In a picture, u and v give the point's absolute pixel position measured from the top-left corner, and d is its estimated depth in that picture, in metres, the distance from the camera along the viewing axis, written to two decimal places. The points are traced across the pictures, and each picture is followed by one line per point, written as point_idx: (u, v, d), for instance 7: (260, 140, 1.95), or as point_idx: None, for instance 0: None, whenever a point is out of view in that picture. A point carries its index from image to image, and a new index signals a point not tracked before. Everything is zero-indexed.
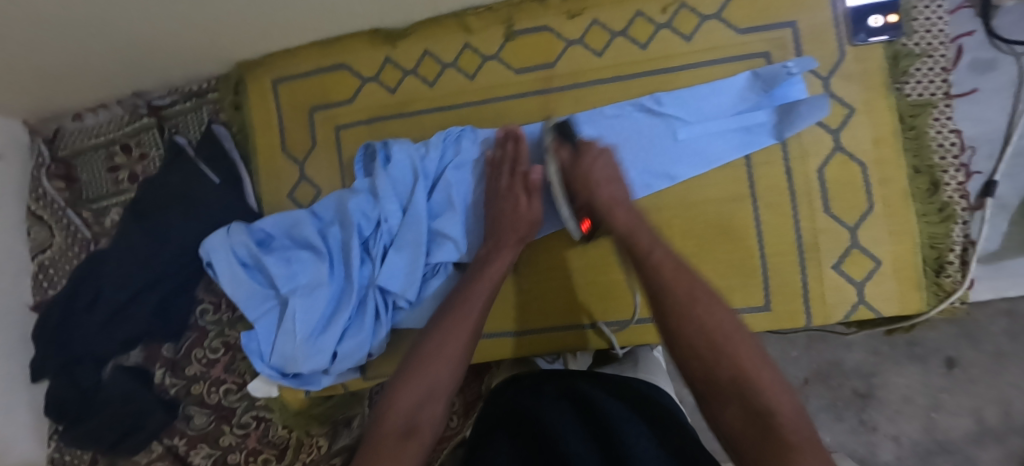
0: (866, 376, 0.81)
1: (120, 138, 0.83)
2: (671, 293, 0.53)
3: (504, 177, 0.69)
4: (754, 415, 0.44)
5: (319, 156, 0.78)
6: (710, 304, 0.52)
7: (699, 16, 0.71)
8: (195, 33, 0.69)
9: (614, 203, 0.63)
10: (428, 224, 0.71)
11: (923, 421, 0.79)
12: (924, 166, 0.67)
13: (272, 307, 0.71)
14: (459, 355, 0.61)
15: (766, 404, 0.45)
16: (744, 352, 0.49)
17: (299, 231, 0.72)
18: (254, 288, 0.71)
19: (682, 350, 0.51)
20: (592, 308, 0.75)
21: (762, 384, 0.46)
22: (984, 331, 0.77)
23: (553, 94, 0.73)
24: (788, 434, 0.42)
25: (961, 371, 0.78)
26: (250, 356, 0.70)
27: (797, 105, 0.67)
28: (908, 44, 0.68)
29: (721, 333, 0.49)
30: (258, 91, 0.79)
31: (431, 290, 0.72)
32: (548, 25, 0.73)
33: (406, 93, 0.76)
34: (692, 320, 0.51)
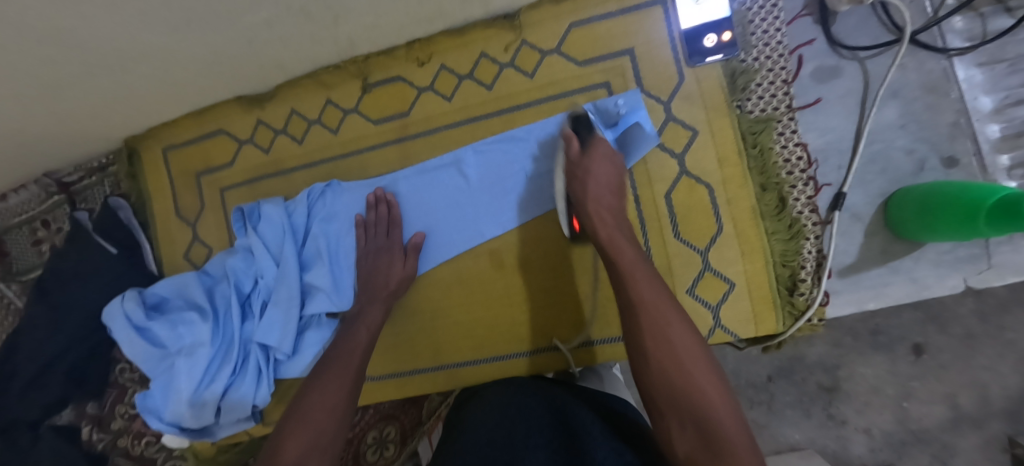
0: (830, 370, 0.74)
1: (40, 215, 0.90)
2: (647, 307, 0.49)
3: (379, 239, 0.73)
4: (708, 441, 0.43)
5: (208, 217, 0.83)
6: (672, 320, 0.49)
7: (538, 52, 0.72)
8: (65, 121, 0.74)
9: (604, 212, 0.59)
10: (302, 281, 0.75)
11: (894, 412, 0.72)
12: (771, 183, 0.65)
13: (165, 367, 0.76)
14: (340, 403, 0.61)
15: (721, 431, 0.43)
16: (700, 369, 0.47)
17: (187, 293, 0.77)
18: (147, 350, 0.75)
19: (647, 369, 0.48)
20: (461, 349, 0.74)
21: (716, 406, 0.45)
22: (953, 314, 0.70)
23: (410, 141, 0.76)
24: (740, 459, 0.41)
25: (930, 358, 0.71)
26: (145, 415, 0.75)
27: (630, 135, 0.67)
28: (746, 60, 0.66)
29: (686, 357, 0.47)
30: (151, 162, 0.85)
31: (309, 341, 0.75)
32: (400, 74, 0.76)
33: (279, 151, 0.80)
34: (661, 335, 0.48)
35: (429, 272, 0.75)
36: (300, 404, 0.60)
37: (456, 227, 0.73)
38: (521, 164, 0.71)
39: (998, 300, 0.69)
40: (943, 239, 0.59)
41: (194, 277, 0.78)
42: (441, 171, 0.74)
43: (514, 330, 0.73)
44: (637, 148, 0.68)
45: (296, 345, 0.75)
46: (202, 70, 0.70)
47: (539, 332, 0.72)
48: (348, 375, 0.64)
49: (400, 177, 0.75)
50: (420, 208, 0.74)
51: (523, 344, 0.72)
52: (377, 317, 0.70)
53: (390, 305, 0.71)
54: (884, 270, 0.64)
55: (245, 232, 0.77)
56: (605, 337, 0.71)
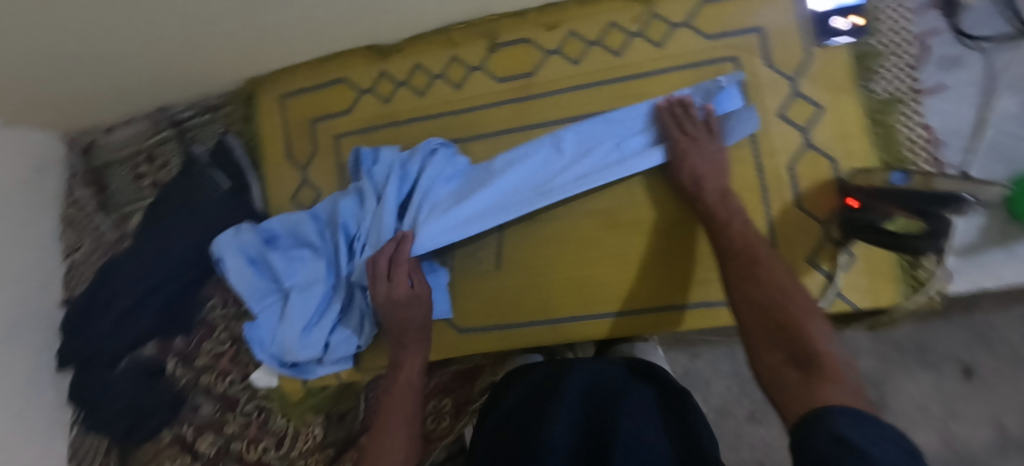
0: (876, 385, 0.78)
1: (145, 149, 0.92)
2: (781, 307, 0.51)
3: (383, 270, 0.68)
4: (797, 359, 0.47)
5: (319, 162, 0.85)
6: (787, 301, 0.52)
7: (668, 24, 0.75)
8: (206, 54, 0.76)
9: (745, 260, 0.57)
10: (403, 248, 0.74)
11: (942, 433, 0.75)
12: (894, 161, 0.68)
13: (272, 301, 0.76)
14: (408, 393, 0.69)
15: (814, 348, 0.47)
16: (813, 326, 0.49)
17: (299, 232, 0.77)
18: (256, 282, 0.76)
19: (772, 319, 0.51)
20: (569, 304, 0.75)
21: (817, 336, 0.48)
22: (1001, 336, 0.73)
23: (531, 101, 0.78)
24: (828, 362, 0.45)
25: (979, 379, 0.74)
26: (251, 345, 0.75)
27: (731, 118, 0.70)
28: (876, 44, 0.70)
29: (793, 323, 0.49)
30: (267, 105, 0.87)
31: None
32: (527, 37, 0.78)
33: (398, 103, 0.83)
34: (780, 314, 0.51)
35: (541, 225, 0.76)
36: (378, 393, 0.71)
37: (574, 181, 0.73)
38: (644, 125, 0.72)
39: None
40: None
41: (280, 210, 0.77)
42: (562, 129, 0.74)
43: (627, 288, 0.73)
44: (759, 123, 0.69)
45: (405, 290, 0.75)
46: (352, 17, 0.73)
47: (651, 291, 0.72)
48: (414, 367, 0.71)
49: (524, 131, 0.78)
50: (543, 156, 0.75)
51: (631, 303, 0.73)
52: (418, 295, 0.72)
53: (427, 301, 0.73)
54: (1000, 252, 0.65)
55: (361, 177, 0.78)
56: (713, 300, 0.71)
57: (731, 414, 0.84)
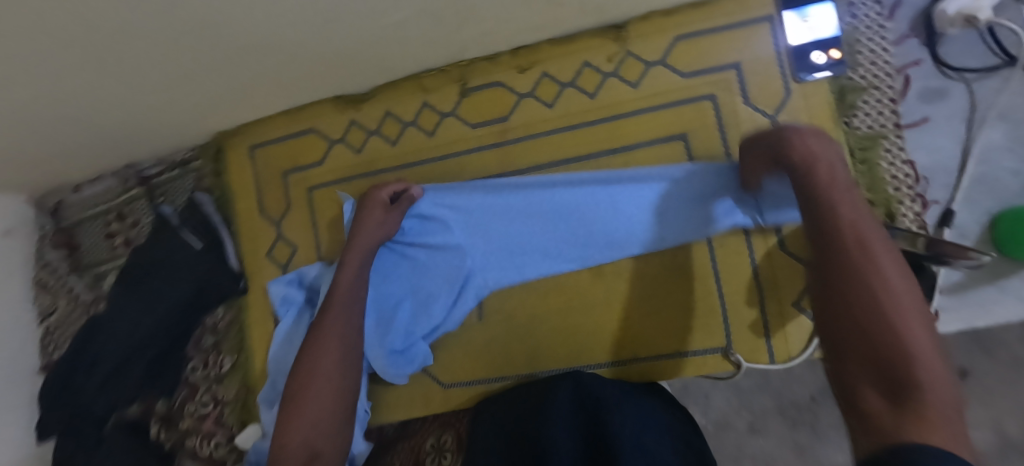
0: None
1: (115, 207, 0.89)
2: (869, 275, 0.37)
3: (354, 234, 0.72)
4: (884, 370, 0.34)
5: (294, 215, 0.83)
6: (892, 286, 0.37)
7: (643, 63, 0.73)
8: (170, 111, 0.74)
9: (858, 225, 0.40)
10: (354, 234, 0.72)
11: None
12: (879, 199, 0.66)
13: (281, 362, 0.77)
14: (332, 371, 0.66)
15: (912, 360, 0.34)
16: (914, 318, 0.36)
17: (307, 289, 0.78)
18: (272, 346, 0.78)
19: (862, 298, 0.37)
20: (555, 357, 0.73)
21: (915, 333, 0.35)
22: (999, 339, 0.65)
23: (508, 146, 0.76)
24: (928, 394, 0.32)
25: (976, 381, 0.65)
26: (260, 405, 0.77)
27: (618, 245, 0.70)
28: (854, 78, 0.68)
29: (864, 306, 0.36)
30: (236, 159, 0.84)
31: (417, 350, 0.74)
32: (500, 80, 0.76)
33: (371, 153, 0.80)
34: (884, 297, 0.36)
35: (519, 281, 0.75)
36: (295, 375, 0.66)
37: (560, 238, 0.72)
38: (615, 184, 0.71)
39: None
40: None
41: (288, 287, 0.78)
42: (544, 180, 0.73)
43: (613, 339, 0.71)
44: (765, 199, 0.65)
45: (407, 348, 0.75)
46: (318, 70, 0.70)
47: (641, 340, 0.71)
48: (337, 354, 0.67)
49: (498, 176, 0.75)
50: (516, 206, 0.73)
51: (619, 354, 0.71)
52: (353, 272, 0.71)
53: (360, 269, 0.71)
54: (992, 288, 0.64)
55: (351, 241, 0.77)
56: (702, 348, 0.69)
57: (731, 426, 0.72)
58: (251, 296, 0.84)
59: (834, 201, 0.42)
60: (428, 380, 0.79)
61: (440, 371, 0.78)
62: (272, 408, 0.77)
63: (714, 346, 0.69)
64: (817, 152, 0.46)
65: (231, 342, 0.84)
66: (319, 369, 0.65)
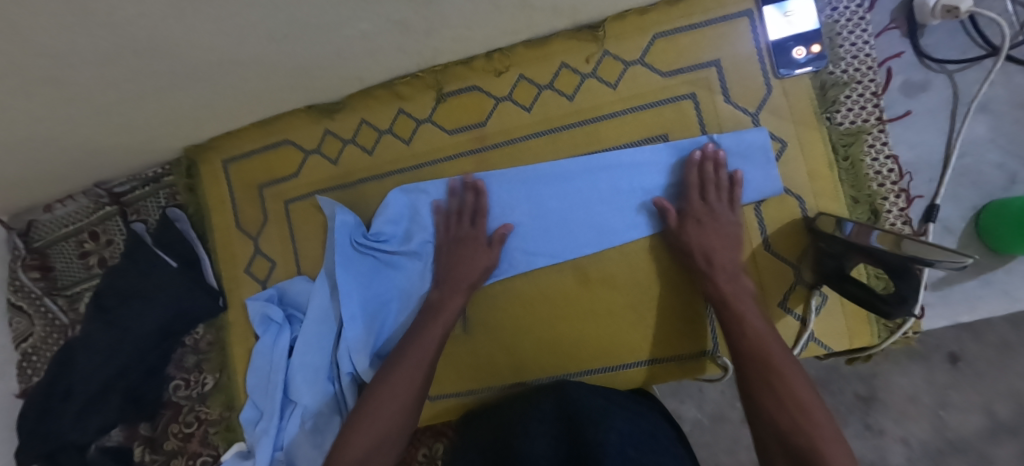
0: (867, 378, 0.68)
1: (88, 226, 0.87)
2: (766, 345, 0.58)
3: (462, 227, 0.71)
4: (792, 423, 0.54)
5: (271, 229, 0.81)
6: (774, 351, 0.58)
7: (621, 63, 0.71)
8: (136, 130, 0.72)
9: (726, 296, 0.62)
10: (450, 270, 0.70)
11: (932, 421, 0.66)
12: (863, 197, 0.65)
13: (264, 381, 0.76)
14: (413, 395, 0.65)
15: (813, 417, 0.54)
16: (796, 379, 0.57)
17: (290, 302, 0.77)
18: (256, 365, 0.76)
19: (767, 375, 0.57)
20: (543, 365, 0.73)
21: (810, 409, 0.55)
22: (987, 323, 0.64)
23: (487, 153, 0.74)
24: (818, 434, 0.53)
25: (966, 364, 0.65)
26: (246, 427, 0.76)
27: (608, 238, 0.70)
28: (835, 72, 0.66)
29: (773, 374, 0.57)
30: (210, 173, 0.82)
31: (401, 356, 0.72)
32: (476, 85, 0.74)
33: (348, 163, 0.78)
34: (782, 377, 0.57)
35: (499, 282, 0.74)
36: (373, 391, 0.65)
37: (546, 234, 0.71)
38: (593, 189, 0.70)
39: None
40: None
41: (267, 304, 0.76)
42: (526, 188, 0.72)
43: (598, 345, 0.71)
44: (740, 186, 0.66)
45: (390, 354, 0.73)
46: (287, 83, 0.68)
47: (627, 345, 0.70)
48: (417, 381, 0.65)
49: (474, 182, 0.73)
50: (496, 209, 0.73)
51: (605, 360, 0.71)
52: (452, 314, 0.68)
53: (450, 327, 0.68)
54: (977, 283, 0.64)
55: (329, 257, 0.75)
56: (687, 351, 0.69)
57: (727, 419, 0.73)
58: (232, 313, 0.82)
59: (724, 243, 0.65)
60: None
61: None
62: (257, 426, 0.75)
63: (700, 349, 0.69)
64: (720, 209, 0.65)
65: (213, 361, 0.82)
66: (396, 389, 0.64)
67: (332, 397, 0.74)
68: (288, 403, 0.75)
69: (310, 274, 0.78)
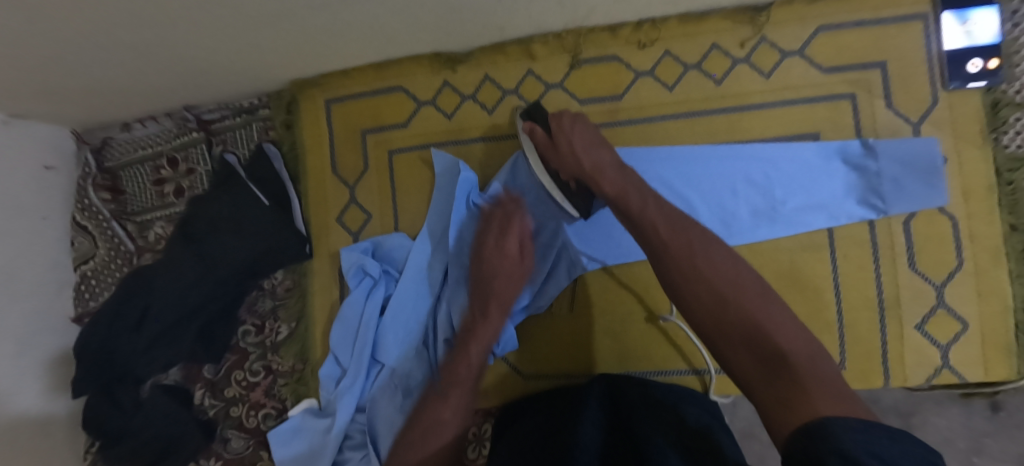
0: (904, 415, 0.64)
1: (167, 152, 0.82)
2: (670, 256, 0.50)
3: (494, 234, 0.67)
4: (766, 359, 0.43)
5: (370, 179, 0.76)
6: (699, 255, 0.49)
7: (779, 52, 0.67)
8: (250, 52, 0.66)
9: (647, 196, 0.55)
10: (484, 280, 0.67)
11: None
12: (1021, 225, 0.62)
13: (350, 338, 0.71)
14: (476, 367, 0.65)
15: (778, 343, 0.43)
16: (770, 311, 0.45)
17: (386, 253, 0.73)
18: (343, 318, 0.71)
19: (686, 282, 0.48)
20: (650, 355, 0.69)
21: (783, 332, 0.44)
22: None
23: (619, 128, 0.70)
24: (798, 367, 0.41)
25: (1006, 416, 0.62)
26: (324, 382, 0.72)
27: (736, 230, 0.67)
28: (1009, 91, 0.63)
29: (726, 302, 0.46)
30: (311, 110, 0.77)
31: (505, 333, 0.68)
32: (616, 54, 0.70)
33: (463, 119, 0.74)
34: (707, 282, 0.47)
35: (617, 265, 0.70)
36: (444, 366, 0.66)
37: None
38: (731, 178, 0.67)
39: None
40: None
41: (363, 256, 0.71)
42: (658, 165, 0.68)
43: None
44: (894, 196, 0.63)
45: None
46: (428, 23, 0.64)
47: None
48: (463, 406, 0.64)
49: None
50: None
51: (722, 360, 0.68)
52: (481, 353, 0.65)
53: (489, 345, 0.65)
54: None
55: (438, 213, 0.71)
56: None
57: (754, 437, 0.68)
58: (317, 262, 0.77)
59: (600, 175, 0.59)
60: (505, 369, 0.72)
61: (519, 361, 0.72)
62: (338, 385, 0.71)
63: None
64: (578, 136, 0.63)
65: (291, 310, 0.77)
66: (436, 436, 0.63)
67: (423, 362, 0.70)
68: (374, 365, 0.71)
69: (408, 232, 0.74)
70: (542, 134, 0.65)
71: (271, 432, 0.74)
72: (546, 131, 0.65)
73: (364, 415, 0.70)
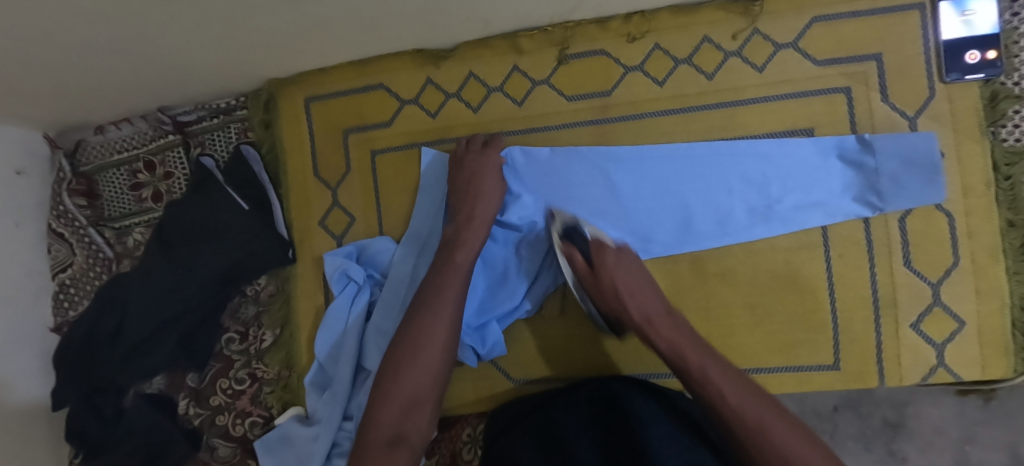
0: (898, 406, 0.65)
1: (143, 155, 0.79)
2: (704, 372, 0.53)
3: (476, 151, 0.67)
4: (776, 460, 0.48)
5: (354, 181, 0.74)
6: (727, 387, 0.52)
7: (772, 44, 0.65)
8: (224, 51, 0.64)
9: (654, 320, 0.57)
10: (462, 206, 0.65)
11: (955, 455, 0.63)
12: (1019, 220, 0.60)
13: (334, 343, 0.70)
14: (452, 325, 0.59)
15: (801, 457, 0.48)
16: (794, 435, 0.49)
17: (369, 256, 0.71)
18: (327, 323, 0.70)
19: (714, 403, 0.52)
20: (643, 358, 0.68)
21: (798, 447, 0.48)
22: None
23: (608, 125, 0.68)
24: None
25: (998, 405, 0.62)
26: (309, 389, 0.70)
27: (730, 229, 0.65)
28: (1008, 83, 0.61)
29: (754, 424, 0.49)
30: (291, 111, 0.75)
31: (492, 334, 0.66)
32: (605, 49, 0.67)
33: (448, 117, 0.71)
34: (758, 423, 0.49)
35: None
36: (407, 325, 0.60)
37: (664, 218, 0.66)
38: (724, 176, 0.65)
39: None
40: None
41: (347, 261, 0.70)
42: (648, 163, 0.66)
43: None
44: (890, 192, 0.61)
45: (478, 331, 0.67)
46: (407, 18, 0.61)
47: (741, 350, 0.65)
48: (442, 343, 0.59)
49: (594, 155, 0.67)
50: (616, 183, 0.66)
51: None
52: (465, 273, 0.62)
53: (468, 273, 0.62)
54: None
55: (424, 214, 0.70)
56: (808, 364, 0.64)
57: None
58: (301, 267, 0.75)
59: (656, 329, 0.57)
60: (495, 373, 0.71)
61: (510, 365, 0.71)
62: (323, 393, 0.70)
63: (822, 363, 0.64)
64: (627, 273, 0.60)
65: (275, 316, 0.75)
66: (420, 359, 0.58)
67: None
68: (360, 371, 0.70)
69: (393, 235, 0.72)
70: (581, 265, 0.62)
71: (258, 441, 0.73)
72: (584, 255, 0.62)
73: (349, 423, 0.69)
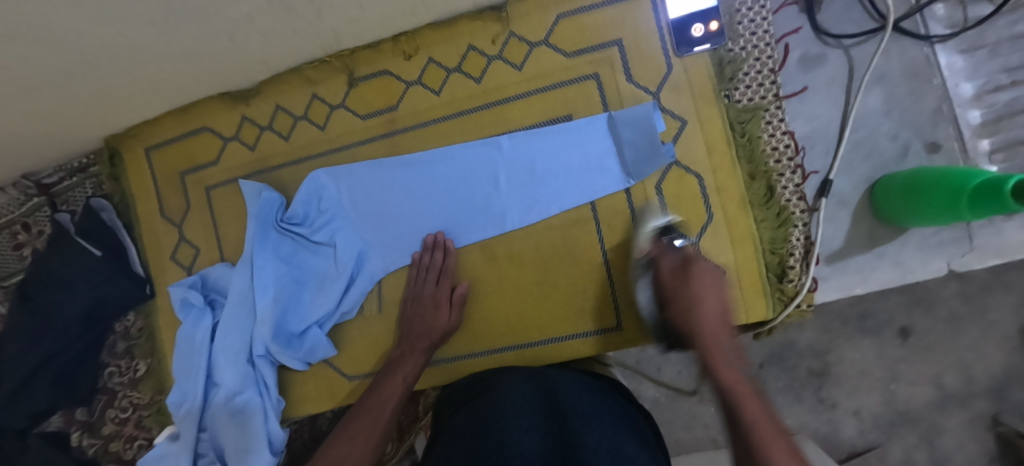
0: (821, 354, 0.76)
1: (20, 219, 0.88)
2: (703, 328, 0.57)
3: (428, 284, 0.71)
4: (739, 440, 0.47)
5: (193, 217, 0.82)
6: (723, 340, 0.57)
7: (527, 43, 0.71)
8: (38, 123, 0.71)
9: (695, 307, 0.58)
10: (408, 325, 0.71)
11: (883, 394, 0.75)
12: (759, 172, 0.66)
13: (188, 366, 0.77)
14: (387, 415, 0.66)
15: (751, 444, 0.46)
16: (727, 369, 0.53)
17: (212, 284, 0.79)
18: (182, 347, 0.78)
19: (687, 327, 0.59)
20: (457, 342, 0.74)
21: (754, 413, 0.48)
22: (938, 297, 0.73)
23: (398, 136, 0.75)
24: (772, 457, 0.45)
25: (916, 340, 0.73)
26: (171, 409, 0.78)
27: (509, 218, 0.71)
28: (734, 49, 0.67)
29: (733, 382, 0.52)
30: (132, 161, 0.83)
31: (316, 338, 0.74)
32: (387, 68, 0.75)
33: (264, 149, 0.79)
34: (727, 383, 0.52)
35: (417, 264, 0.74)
36: (348, 420, 0.67)
37: (453, 213, 0.72)
38: (495, 168, 0.71)
39: (980, 282, 0.71)
40: (925, 223, 0.60)
41: (188, 290, 0.78)
42: (432, 165, 0.73)
43: (507, 323, 0.73)
44: (636, 164, 0.67)
45: (303, 340, 0.74)
46: (180, 71, 0.68)
47: (535, 325, 0.72)
48: (374, 433, 0.64)
49: (384, 165, 0.74)
50: (403, 185, 0.73)
51: (516, 338, 0.72)
52: (404, 381, 0.68)
53: (409, 385, 0.68)
54: (870, 255, 0.66)
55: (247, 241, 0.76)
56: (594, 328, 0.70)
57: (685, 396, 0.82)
58: (160, 300, 0.84)
59: (699, 293, 0.59)
60: (334, 373, 0.77)
61: (344, 364, 0.77)
62: (183, 408, 0.77)
63: (606, 327, 0.69)
64: (704, 268, 0.61)
65: (144, 347, 0.85)
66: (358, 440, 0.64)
67: (252, 378, 0.75)
68: (212, 386, 0.77)
69: (232, 260, 0.80)
70: (670, 264, 0.62)
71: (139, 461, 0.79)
72: (673, 260, 0.63)
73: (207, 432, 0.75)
